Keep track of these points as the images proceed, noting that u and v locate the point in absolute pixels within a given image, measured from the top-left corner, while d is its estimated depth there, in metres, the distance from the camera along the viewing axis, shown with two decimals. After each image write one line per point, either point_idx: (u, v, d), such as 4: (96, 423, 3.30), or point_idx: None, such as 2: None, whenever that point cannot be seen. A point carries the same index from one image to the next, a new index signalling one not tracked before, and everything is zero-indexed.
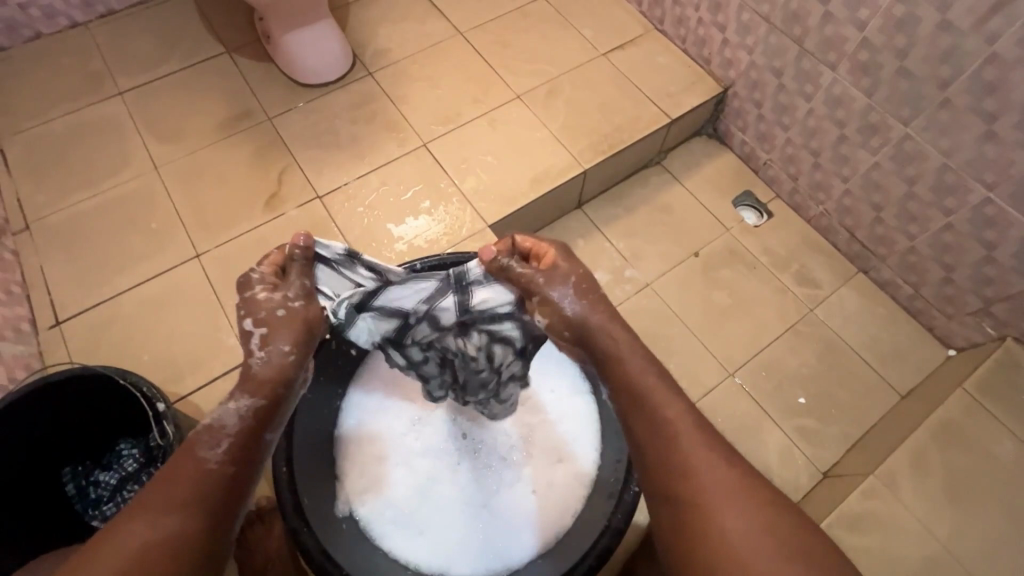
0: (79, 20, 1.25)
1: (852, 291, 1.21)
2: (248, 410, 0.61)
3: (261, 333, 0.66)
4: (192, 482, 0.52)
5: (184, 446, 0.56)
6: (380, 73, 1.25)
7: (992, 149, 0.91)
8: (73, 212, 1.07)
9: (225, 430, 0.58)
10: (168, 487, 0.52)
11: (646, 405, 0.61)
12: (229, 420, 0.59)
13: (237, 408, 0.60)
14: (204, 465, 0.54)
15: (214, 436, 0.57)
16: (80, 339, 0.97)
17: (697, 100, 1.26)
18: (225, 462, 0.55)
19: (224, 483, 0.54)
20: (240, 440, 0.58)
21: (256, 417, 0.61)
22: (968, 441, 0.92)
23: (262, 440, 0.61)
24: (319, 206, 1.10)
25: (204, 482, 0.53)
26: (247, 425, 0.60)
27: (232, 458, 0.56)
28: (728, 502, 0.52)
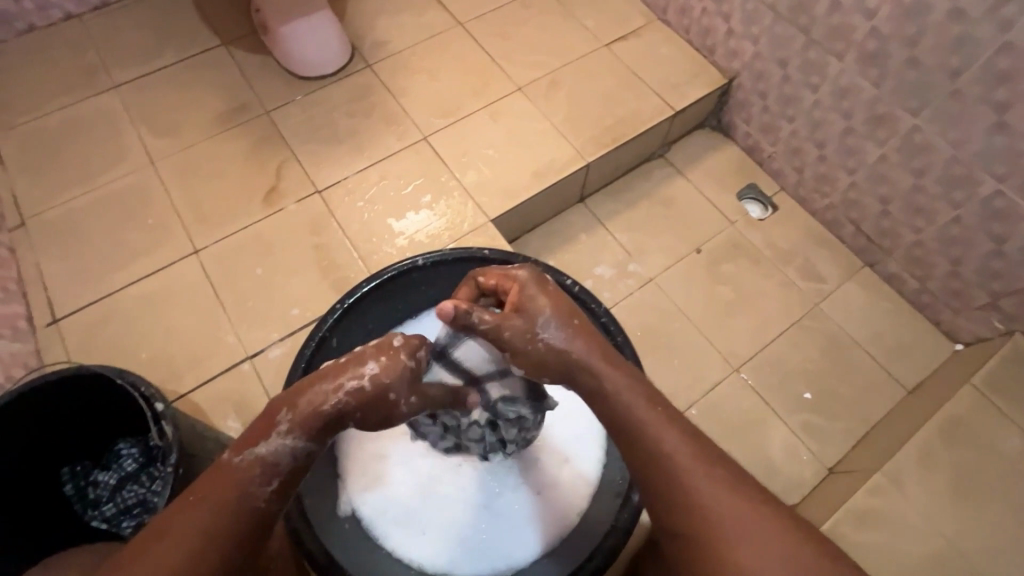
0: (72, 12, 1.23)
1: (858, 284, 1.20)
2: (305, 448, 0.58)
3: (356, 381, 0.59)
4: (238, 522, 0.52)
5: (233, 473, 0.54)
6: (379, 65, 1.23)
7: (1002, 140, 0.89)
8: (69, 208, 1.06)
9: (278, 468, 0.56)
10: (213, 514, 0.51)
11: (641, 429, 0.57)
12: (284, 458, 0.56)
13: (293, 445, 0.57)
14: (250, 501, 0.53)
15: (268, 474, 0.55)
16: (78, 336, 0.96)
17: (701, 92, 1.24)
18: (270, 502, 0.54)
19: (267, 523, 0.54)
20: (291, 481, 0.57)
21: (308, 459, 0.58)
22: (976, 437, 0.91)
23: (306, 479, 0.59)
24: (319, 200, 1.09)
25: (251, 525, 0.53)
26: (300, 467, 0.57)
27: (277, 498, 0.55)
28: (743, 529, 0.50)
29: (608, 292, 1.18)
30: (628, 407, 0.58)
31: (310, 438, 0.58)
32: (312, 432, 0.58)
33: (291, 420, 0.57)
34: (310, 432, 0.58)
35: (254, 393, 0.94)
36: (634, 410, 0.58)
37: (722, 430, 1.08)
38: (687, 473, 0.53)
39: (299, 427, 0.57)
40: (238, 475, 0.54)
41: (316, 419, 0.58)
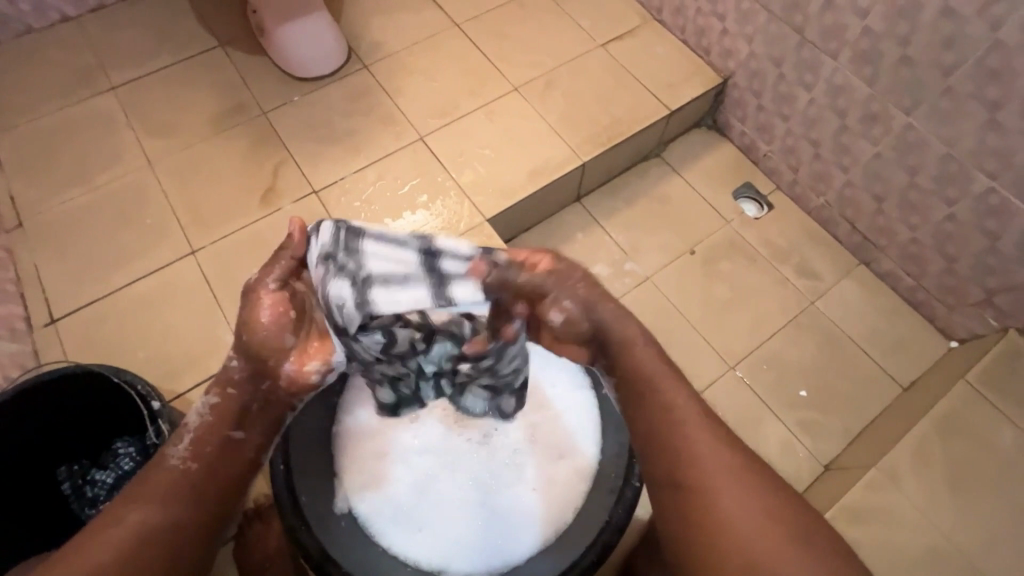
0: (70, 14, 1.23)
1: (853, 282, 1.20)
2: (213, 407, 0.65)
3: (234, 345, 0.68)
4: (153, 480, 0.60)
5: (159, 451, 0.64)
6: (376, 65, 1.23)
7: (995, 137, 0.90)
8: (66, 209, 1.06)
9: (188, 427, 0.64)
10: (138, 486, 0.60)
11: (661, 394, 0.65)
12: (191, 417, 0.65)
13: (199, 407, 0.65)
14: (166, 464, 0.61)
15: (178, 436, 0.64)
16: (76, 337, 0.96)
17: (697, 91, 1.25)
18: (185, 458, 0.62)
19: (183, 477, 0.60)
20: (203, 436, 0.64)
21: (217, 413, 0.65)
22: (971, 432, 0.91)
23: (228, 435, 0.65)
24: (316, 201, 1.09)
25: (164, 480, 0.60)
26: (212, 424, 0.64)
27: (194, 454, 0.62)
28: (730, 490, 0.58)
29: (605, 291, 1.18)
30: (637, 367, 0.66)
31: (212, 396, 0.66)
32: (214, 392, 0.66)
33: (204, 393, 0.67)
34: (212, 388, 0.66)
35: None
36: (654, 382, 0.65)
37: None
38: (692, 434, 0.62)
39: (211, 394, 0.66)
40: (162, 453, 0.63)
41: (221, 385, 0.66)
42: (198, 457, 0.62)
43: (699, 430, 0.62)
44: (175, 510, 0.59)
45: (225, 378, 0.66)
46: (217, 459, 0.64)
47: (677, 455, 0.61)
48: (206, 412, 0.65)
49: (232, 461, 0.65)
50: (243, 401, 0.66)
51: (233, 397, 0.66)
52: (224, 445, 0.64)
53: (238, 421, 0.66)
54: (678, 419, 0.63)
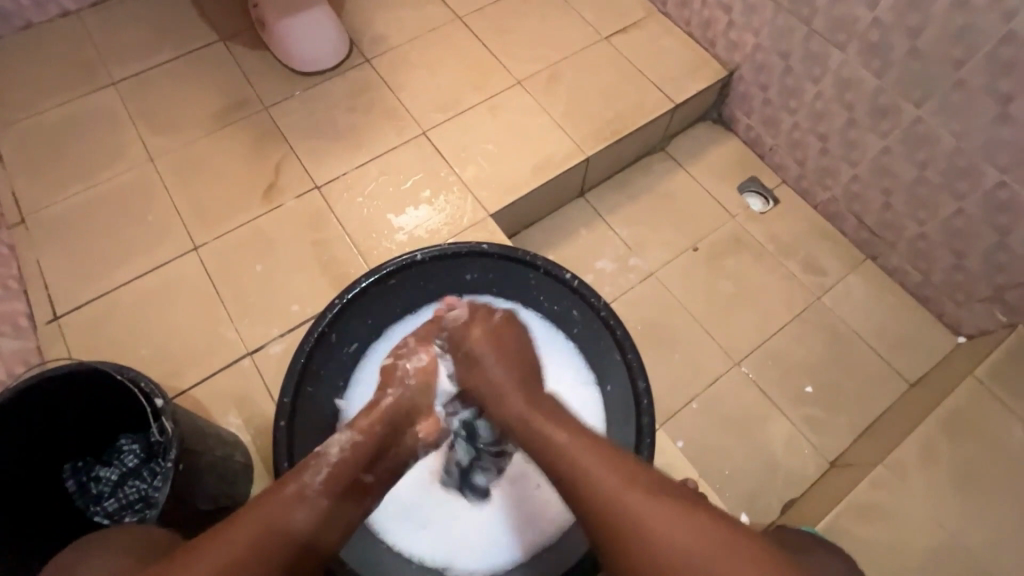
0: (70, 9, 1.23)
1: (860, 278, 1.19)
2: (353, 444, 0.64)
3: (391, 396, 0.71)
4: (285, 500, 0.56)
5: (292, 469, 0.60)
6: (378, 59, 1.22)
7: (1006, 131, 0.88)
8: (68, 206, 1.06)
9: (327, 458, 0.61)
10: (272, 513, 0.55)
11: (567, 456, 0.58)
12: (333, 447, 0.62)
13: (342, 440, 0.63)
14: (304, 492, 0.57)
15: (317, 462, 0.60)
16: (79, 333, 0.96)
17: (702, 85, 1.23)
18: (322, 491, 0.58)
19: (320, 514, 0.57)
20: (339, 471, 0.61)
21: (355, 452, 0.63)
22: (979, 430, 0.90)
23: (358, 478, 0.63)
24: (318, 196, 1.09)
25: (297, 505, 0.56)
26: (350, 457, 0.63)
27: (330, 490, 0.59)
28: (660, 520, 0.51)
29: (609, 287, 1.18)
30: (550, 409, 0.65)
31: (356, 433, 0.65)
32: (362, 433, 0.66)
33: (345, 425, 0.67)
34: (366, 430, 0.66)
35: (254, 388, 0.94)
36: (558, 441, 0.60)
37: (724, 425, 1.08)
38: (598, 481, 0.55)
39: (353, 430, 0.66)
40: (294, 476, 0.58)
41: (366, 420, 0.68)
42: (330, 493, 0.59)
43: (607, 468, 0.56)
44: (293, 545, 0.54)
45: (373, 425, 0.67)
46: (345, 498, 0.60)
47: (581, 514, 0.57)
48: (346, 448, 0.64)
49: (352, 502, 0.61)
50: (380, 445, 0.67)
51: (376, 439, 0.66)
52: (355, 486, 0.62)
53: (373, 463, 0.65)
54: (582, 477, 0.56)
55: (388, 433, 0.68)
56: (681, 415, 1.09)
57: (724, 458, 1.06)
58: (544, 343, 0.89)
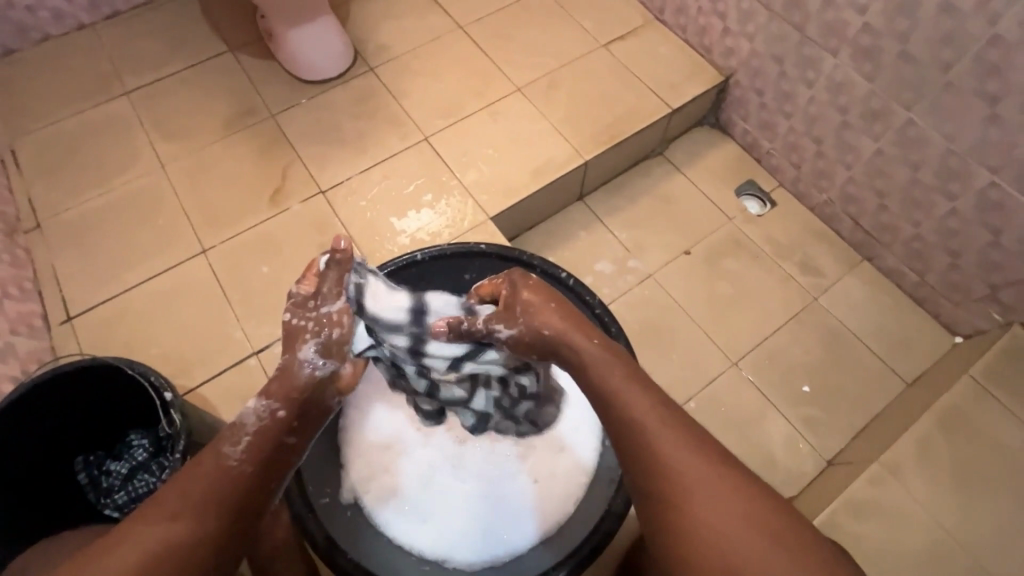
0: (85, 22, 1.27)
1: (857, 278, 1.21)
2: (275, 415, 0.62)
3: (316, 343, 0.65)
4: (204, 475, 0.55)
5: (210, 443, 0.59)
6: (381, 68, 1.26)
7: (996, 132, 0.90)
8: (82, 211, 1.09)
9: (245, 429, 0.60)
10: (191, 485, 0.54)
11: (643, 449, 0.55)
12: (249, 418, 0.61)
13: (258, 407, 0.62)
14: (222, 463, 0.57)
15: (234, 435, 0.59)
16: (91, 334, 0.99)
17: (698, 90, 1.25)
18: (242, 460, 0.58)
19: (241, 483, 0.57)
20: (259, 440, 0.60)
21: (276, 420, 0.62)
22: (974, 427, 0.91)
23: (282, 443, 0.62)
24: (323, 200, 1.12)
25: (216, 478, 0.56)
26: (268, 430, 0.61)
27: (251, 458, 0.58)
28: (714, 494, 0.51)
29: (608, 288, 1.19)
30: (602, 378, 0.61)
31: (276, 399, 0.63)
32: (281, 401, 0.63)
33: (261, 392, 0.64)
34: (284, 398, 0.63)
35: (259, 386, 0.96)
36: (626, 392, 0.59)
37: (723, 424, 1.09)
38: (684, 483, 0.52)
39: (271, 396, 0.63)
40: (213, 450, 0.58)
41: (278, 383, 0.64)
42: (254, 462, 0.58)
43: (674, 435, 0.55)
44: (222, 508, 0.54)
45: (294, 386, 0.64)
46: (271, 464, 0.60)
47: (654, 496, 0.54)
48: (264, 417, 0.62)
49: (281, 465, 0.62)
50: (308, 401, 0.65)
51: (296, 401, 0.64)
52: (280, 451, 0.61)
53: (304, 415, 0.65)
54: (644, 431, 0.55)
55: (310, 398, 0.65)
56: None
57: None
58: None
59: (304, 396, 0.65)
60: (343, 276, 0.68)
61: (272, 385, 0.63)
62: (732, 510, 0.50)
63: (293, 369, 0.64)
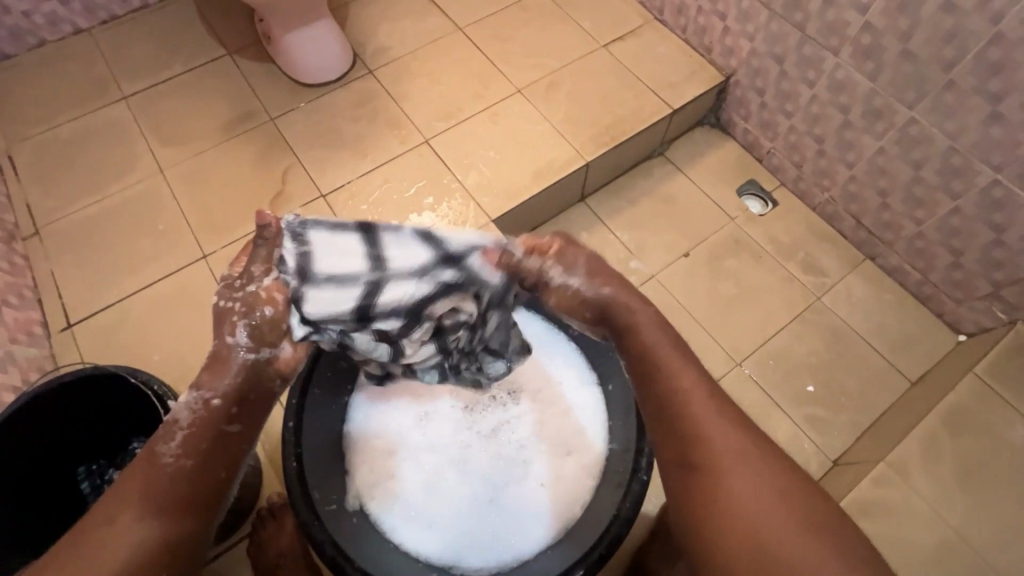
0: (82, 27, 1.26)
1: (860, 277, 1.20)
2: (208, 405, 0.62)
3: (248, 324, 0.63)
4: (144, 476, 0.58)
5: (149, 441, 0.61)
6: (381, 71, 1.25)
7: (998, 130, 0.90)
8: (81, 217, 1.09)
9: (178, 424, 0.61)
10: (132, 488, 0.57)
11: (686, 415, 0.60)
12: (182, 413, 0.61)
13: (189, 401, 0.62)
14: (159, 462, 0.58)
15: (168, 431, 0.60)
16: (91, 341, 0.98)
17: (699, 90, 1.25)
18: (179, 456, 0.59)
19: (183, 479, 0.59)
20: (196, 432, 0.61)
21: (209, 411, 0.62)
22: (980, 425, 0.91)
23: (222, 432, 0.62)
24: (323, 204, 1.11)
25: (156, 478, 0.58)
26: (202, 420, 0.61)
27: (189, 452, 0.60)
28: (751, 483, 0.55)
29: None
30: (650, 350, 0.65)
31: (205, 389, 0.62)
32: (213, 390, 0.62)
33: (194, 383, 0.63)
34: (216, 387, 0.62)
35: None
36: (689, 381, 0.62)
37: None
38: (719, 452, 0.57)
39: (202, 385, 0.62)
40: (149, 451, 0.59)
41: (212, 373, 0.63)
42: (190, 456, 0.60)
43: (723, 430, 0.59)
44: (167, 505, 0.57)
45: (227, 373, 0.63)
46: (214, 456, 0.62)
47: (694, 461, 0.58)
48: (196, 408, 0.62)
49: (229, 453, 0.63)
50: (246, 387, 0.64)
51: (228, 387, 0.63)
52: (219, 441, 0.62)
53: (241, 400, 0.63)
54: (696, 419, 0.60)
55: (246, 385, 0.64)
56: None
57: None
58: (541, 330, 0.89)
59: (240, 383, 0.63)
60: (274, 253, 0.65)
61: (202, 376, 0.62)
62: (763, 487, 0.55)
63: (222, 357, 0.63)
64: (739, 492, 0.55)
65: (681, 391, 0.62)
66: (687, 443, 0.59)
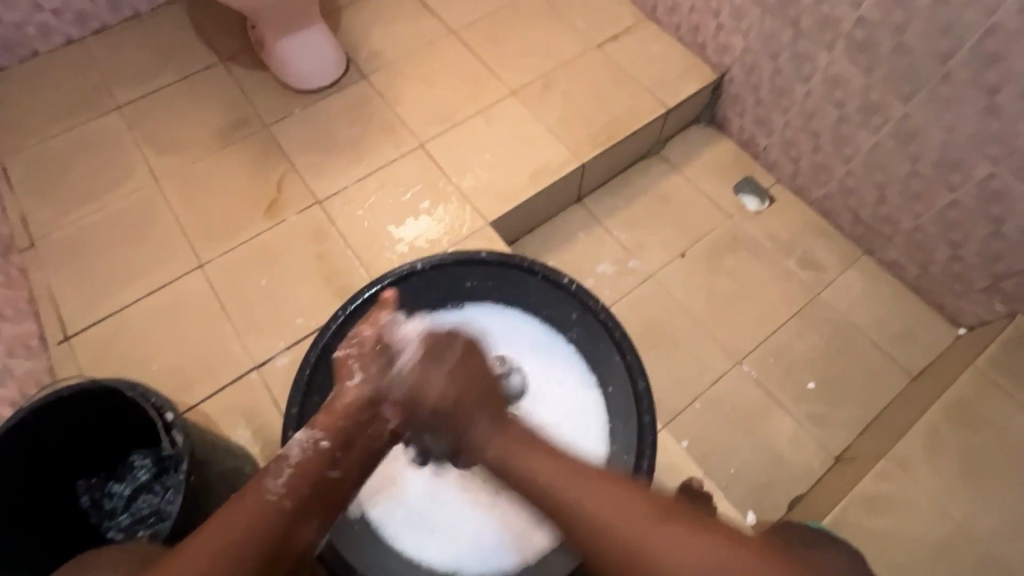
0: (74, 37, 1.26)
1: (858, 272, 1.20)
2: (317, 445, 0.62)
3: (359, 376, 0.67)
4: (245, 508, 0.55)
5: (255, 477, 0.59)
6: (374, 75, 1.25)
7: (994, 121, 0.90)
8: (77, 228, 1.08)
9: (288, 460, 0.59)
10: (234, 518, 0.54)
11: (550, 490, 0.56)
12: (294, 449, 0.60)
13: (302, 439, 0.62)
14: (265, 496, 0.56)
15: (277, 466, 0.59)
16: (89, 353, 0.98)
17: (693, 87, 1.25)
18: (283, 495, 0.57)
19: (282, 517, 0.56)
20: (302, 472, 0.59)
21: (317, 457, 0.61)
22: (981, 418, 0.91)
23: (325, 478, 0.60)
24: (319, 210, 1.11)
25: (258, 513, 0.55)
26: (310, 461, 0.60)
27: (293, 491, 0.58)
28: (670, 545, 0.51)
29: (609, 289, 1.19)
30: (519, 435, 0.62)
31: (320, 430, 0.63)
32: (323, 431, 0.63)
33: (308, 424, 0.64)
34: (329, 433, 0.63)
35: (262, 402, 0.95)
36: (538, 474, 0.57)
37: (729, 423, 1.09)
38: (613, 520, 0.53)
39: (315, 427, 0.63)
40: (259, 483, 0.57)
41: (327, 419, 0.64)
42: (293, 496, 0.57)
43: (600, 500, 0.54)
44: (260, 541, 0.54)
45: (340, 414, 0.65)
46: (313, 497, 0.59)
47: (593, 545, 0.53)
48: (307, 450, 0.61)
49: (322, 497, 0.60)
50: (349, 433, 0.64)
51: (340, 430, 0.64)
52: (321, 485, 0.60)
53: (348, 445, 0.63)
54: (575, 511, 0.54)
55: (353, 428, 0.64)
56: (686, 415, 1.09)
57: (730, 456, 1.06)
58: (540, 333, 0.87)
59: (346, 428, 0.64)
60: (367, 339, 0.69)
61: (318, 417, 0.64)
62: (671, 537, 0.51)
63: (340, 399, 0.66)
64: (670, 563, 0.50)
65: (546, 494, 0.56)
66: (592, 552, 0.53)
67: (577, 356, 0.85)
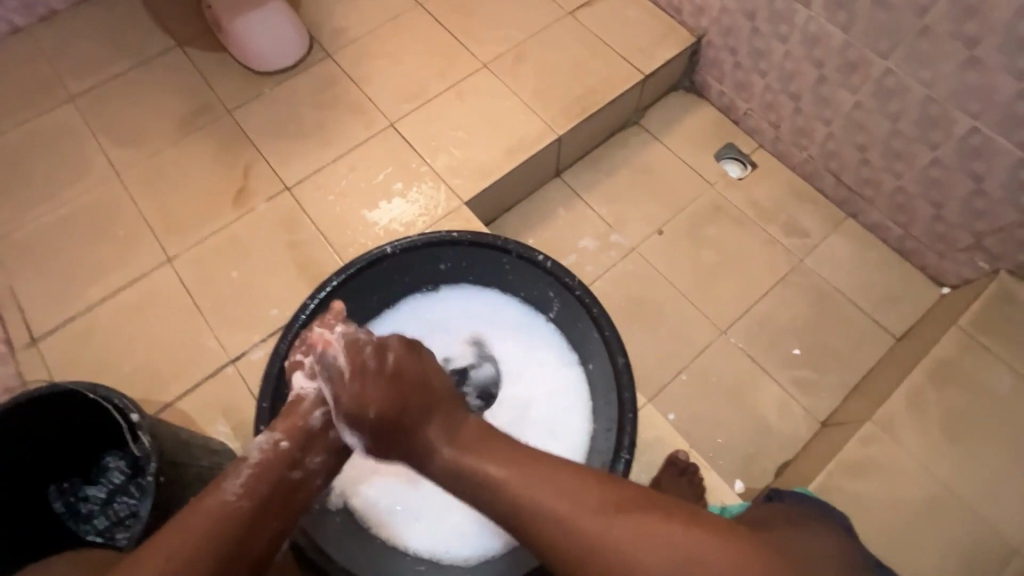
0: (20, 25, 1.20)
1: (841, 236, 1.19)
2: (277, 446, 0.62)
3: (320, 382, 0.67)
4: (201, 511, 0.54)
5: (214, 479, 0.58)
6: (339, 53, 1.20)
7: (975, 75, 0.87)
8: (34, 228, 1.04)
9: (246, 462, 0.59)
10: (190, 517, 0.53)
11: (510, 489, 0.55)
12: (252, 450, 0.60)
13: (261, 441, 0.62)
14: (222, 498, 0.55)
15: (237, 466, 0.58)
16: (57, 356, 0.95)
17: (671, 53, 1.21)
18: (241, 496, 0.56)
19: (237, 524, 0.54)
20: (260, 473, 0.58)
21: (277, 459, 0.61)
22: (964, 377, 0.91)
23: (284, 478, 0.60)
24: (289, 197, 1.07)
25: (215, 515, 0.54)
26: (270, 459, 0.60)
27: (250, 493, 0.57)
28: (626, 538, 0.50)
29: (591, 265, 1.17)
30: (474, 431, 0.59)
31: (279, 432, 0.63)
32: (284, 431, 0.63)
33: (270, 425, 0.64)
34: (288, 436, 0.63)
35: (239, 395, 0.93)
36: (494, 475, 0.56)
37: (714, 393, 1.08)
38: (553, 507, 0.53)
39: (275, 429, 0.63)
40: (219, 485, 0.56)
41: (287, 421, 0.64)
42: (252, 497, 0.57)
43: (557, 494, 0.53)
44: (216, 542, 0.52)
45: (300, 418, 0.64)
46: (271, 500, 0.58)
47: (544, 537, 0.53)
48: (265, 450, 0.61)
49: (283, 501, 0.60)
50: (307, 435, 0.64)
51: (301, 433, 0.63)
52: (280, 485, 0.60)
53: (309, 447, 0.64)
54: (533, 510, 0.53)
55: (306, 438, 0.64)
56: (672, 388, 1.09)
57: (717, 427, 1.06)
58: (519, 309, 0.87)
59: (307, 433, 0.64)
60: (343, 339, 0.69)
61: (279, 418, 0.64)
62: (645, 541, 0.50)
63: (302, 400, 0.66)
64: (628, 554, 0.49)
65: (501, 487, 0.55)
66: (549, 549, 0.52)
67: (559, 331, 0.85)
